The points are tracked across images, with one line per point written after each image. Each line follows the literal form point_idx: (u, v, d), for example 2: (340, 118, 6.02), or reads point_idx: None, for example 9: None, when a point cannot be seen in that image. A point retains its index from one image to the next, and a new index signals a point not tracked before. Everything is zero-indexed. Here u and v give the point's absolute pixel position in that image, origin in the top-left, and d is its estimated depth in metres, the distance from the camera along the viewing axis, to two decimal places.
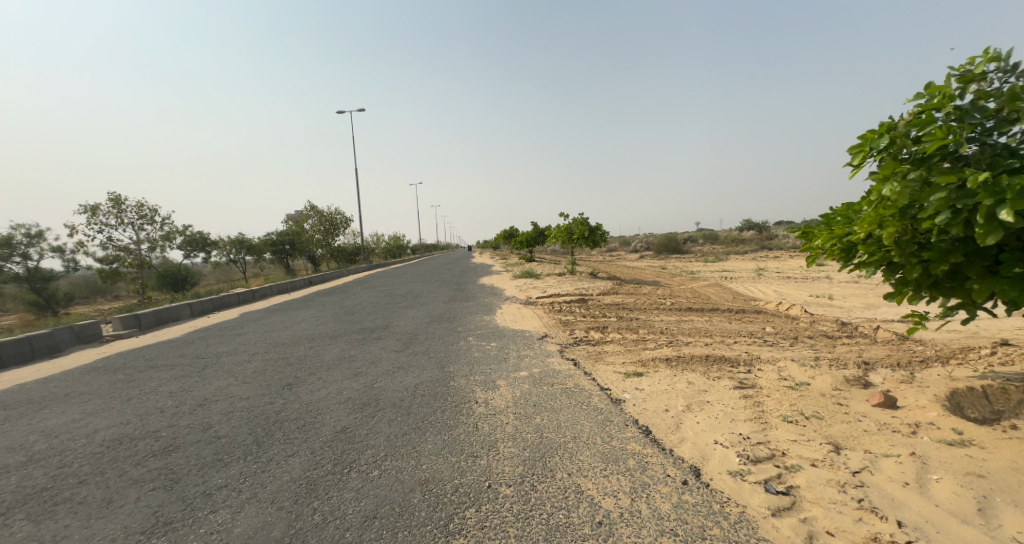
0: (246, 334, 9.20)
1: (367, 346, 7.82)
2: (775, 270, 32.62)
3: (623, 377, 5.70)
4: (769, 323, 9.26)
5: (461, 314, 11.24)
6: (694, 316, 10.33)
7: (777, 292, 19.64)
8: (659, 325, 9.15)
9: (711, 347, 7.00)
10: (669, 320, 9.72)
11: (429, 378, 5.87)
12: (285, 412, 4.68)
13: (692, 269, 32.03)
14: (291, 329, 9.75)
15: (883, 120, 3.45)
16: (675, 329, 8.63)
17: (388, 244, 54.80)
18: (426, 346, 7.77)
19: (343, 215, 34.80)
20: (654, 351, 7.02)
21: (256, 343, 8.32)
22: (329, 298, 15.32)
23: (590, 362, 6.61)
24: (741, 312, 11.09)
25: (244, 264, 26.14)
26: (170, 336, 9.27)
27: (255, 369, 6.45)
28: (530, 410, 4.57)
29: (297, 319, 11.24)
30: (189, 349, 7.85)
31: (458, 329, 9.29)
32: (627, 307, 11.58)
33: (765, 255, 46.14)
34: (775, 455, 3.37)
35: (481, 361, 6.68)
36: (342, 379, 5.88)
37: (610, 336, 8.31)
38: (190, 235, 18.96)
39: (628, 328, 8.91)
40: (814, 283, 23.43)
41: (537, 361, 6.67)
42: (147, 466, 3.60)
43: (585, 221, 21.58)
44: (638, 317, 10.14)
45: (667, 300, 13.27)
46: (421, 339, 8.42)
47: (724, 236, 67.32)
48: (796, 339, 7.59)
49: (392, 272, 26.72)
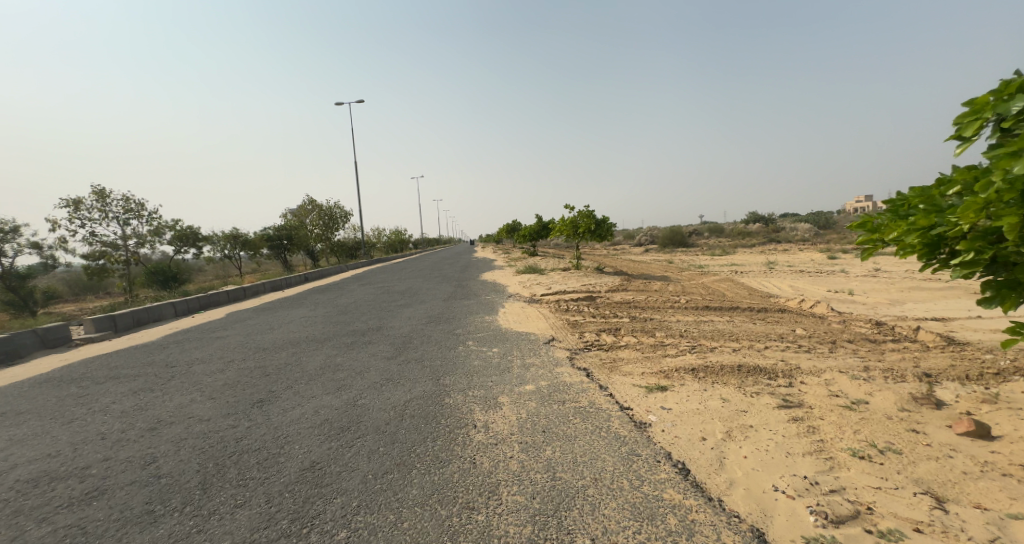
0: (227, 338, 8.46)
1: (357, 353, 7.07)
2: (786, 264, 31.79)
3: (646, 393, 4.91)
4: (798, 324, 8.45)
5: (461, 314, 10.45)
6: (713, 316, 9.53)
7: (792, 287, 18.82)
8: (677, 327, 8.35)
9: (741, 354, 6.20)
10: (688, 321, 8.91)
11: (420, 394, 5.11)
12: (246, 442, 3.92)
13: (700, 263, 31.10)
14: (277, 331, 9.00)
15: (1008, 77, 2.62)
16: (696, 333, 7.83)
17: (389, 238, 54.16)
18: (422, 352, 7.01)
19: (342, 209, 34.01)
20: (677, 359, 6.22)
21: (236, 348, 7.59)
22: (324, 296, 14.59)
23: (605, 373, 5.83)
24: (763, 311, 10.29)
25: (239, 260, 25.45)
26: (144, 339, 8.54)
27: (225, 382, 5.69)
28: (539, 439, 3.80)
29: (285, 320, 10.46)
30: (159, 356, 7.11)
31: (457, 331, 8.53)
32: (639, 306, 10.78)
33: (774, 248, 45.23)
34: (861, 513, 2.66)
35: (481, 372, 5.90)
36: (321, 396, 5.11)
37: (624, 341, 7.51)
38: (181, 231, 18.23)
39: (644, 331, 8.12)
40: (829, 278, 22.53)
41: (545, 371, 5.89)
42: (55, 523, 2.80)
43: (592, 213, 20.74)
44: (653, 317, 9.33)
45: (680, 298, 12.45)
46: (416, 343, 7.66)
47: (730, 228, 66.24)
48: (835, 343, 6.79)
49: (391, 267, 26.02)
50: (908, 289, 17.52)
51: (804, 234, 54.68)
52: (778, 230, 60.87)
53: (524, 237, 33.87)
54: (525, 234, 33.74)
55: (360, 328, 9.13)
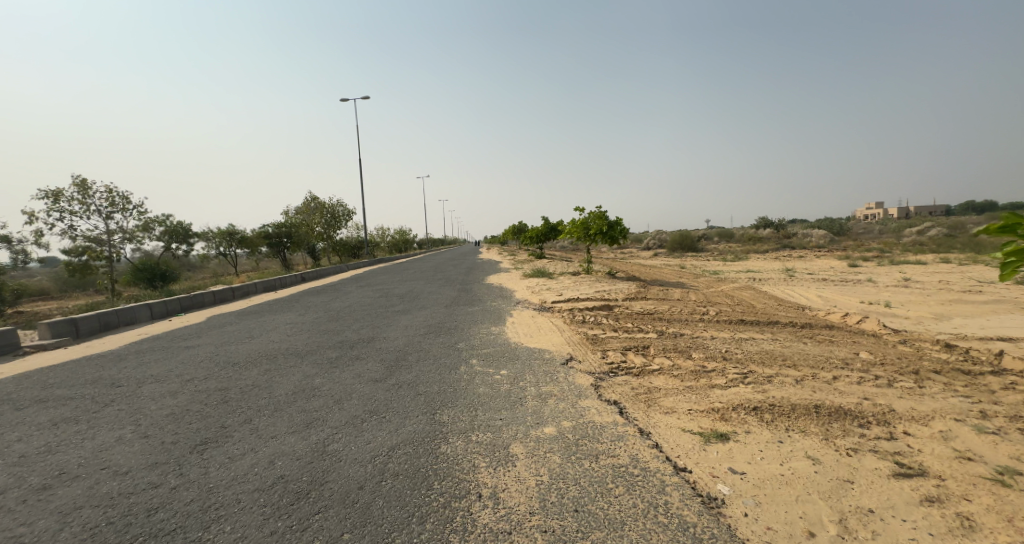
0: (197, 348, 7.34)
1: (340, 372, 5.95)
2: (805, 271, 30.37)
3: (702, 445, 3.77)
4: (857, 345, 7.24)
5: (463, 324, 9.33)
6: (753, 333, 8.32)
7: (821, 297, 17.49)
8: (716, 347, 7.15)
9: (809, 388, 5.02)
10: (727, 339, 7.72)
11: (410, 437, 3.99)
12: (162, 517, 2.88)
13: (716, 269, 29.88)
14: (256, 341, 7.88)
15: None
16: (740, 354, 6.64)
17: (393, 239, 53.30)
18: (416, 374, 5.88)
19: (345, 208, 32.91)
20: (730, 390, 5.04)
21: (202, 362, 6.47)
22: (317, 299, 13.52)
23: (642, 409, 4.67)
24: (806, 326, 9.08)
25: (235, 258, 24.47)
26: (103, 349, 7.44)
27: (170, 409, 4.64)
28: (574, 532, 2.69)
29: (269, 326, 9.35)
30: (108, 371, 6.07)
31: (459, 346, 7.41)
32: (664, 318, 9.59)
33: (789, 254, 43.78)
34: None
35: (487, 403, 4.78)
36: (284, 435, 4.02)
37: (656, 363, 6.34)
38: (171, 226, 17.30)
39: (677, 350, 6.93)
40: (855, 288, 21.23)
41: (567, 405, 4.72)
42: None
43: (605, 215, 19.54)
44: (684, 333, 8.14)
45: (708, 309, 11.24)
46: (412, 361, 6.53)
47: (741, 233, 64.74)
48: (918, 373, 5.58)
49: (395, 268, 24.95)
50: (946, 302, 16.21)
51: (819, 241, 53.12)
52: (791, 235, 59.36)
53: (531, 239, 32.69)
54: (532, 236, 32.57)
55: (349, 339, 8.01)
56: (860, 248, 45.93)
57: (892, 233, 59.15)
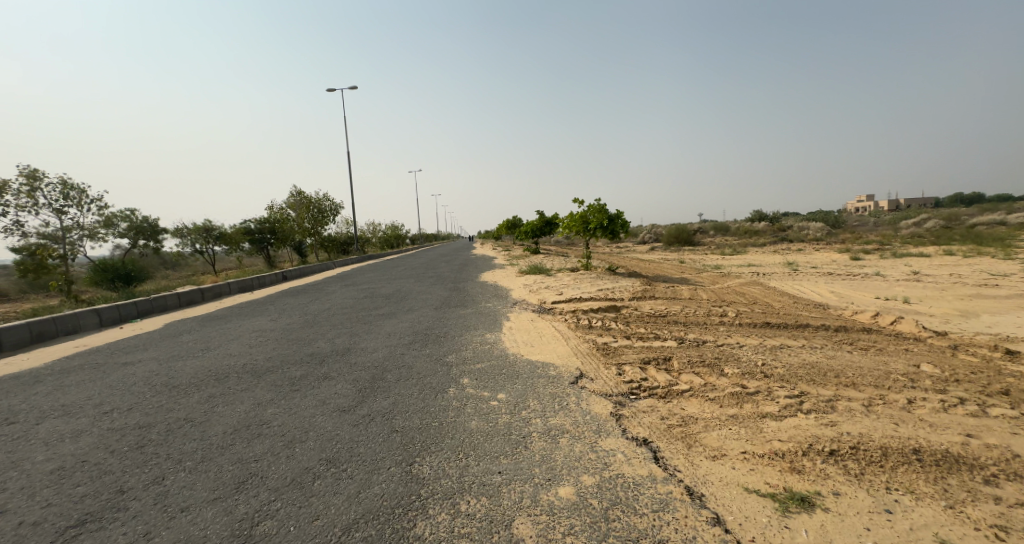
0: (136, 364, 6.21)
1: (300, 399, 4.86)
2: (808, 264, 29.53)
3: (782, 519, 2.73)
4: (912, 355, 6.21)
5: (454, 330, 8.22)
6: (785, 339, 7.29)
7: (833, 293, 16.58)
8: (749, 359, 6.09)
9: (889, 419, 3.96)
10: (759, 348, 6.65)
11: (373, 507, 2.94)
12: None
13: (717, 264, 28.98)
14: (210, 354, 6.74)
15: None
16: (781, 368, 5.58)
17: (384, 235, 52.00)
18: (394, 401, 4.78)
19: (331, 203, 31.63)
20: (789, 424, 3.96)
21: (133, 384, 5.34)
22: (295, 301, 12.34)
23: (683, 452, 3.62)
24: (841, 330, 8.04)
25: (213, 256, 23.16)
26: (24, 369, 6.26)
27: (60, 459, 3.56)
28: None
29: (231, 335, 8.19)
30: (12, 401, 4.92)
31: (447, 359, 6.31)
32: (680, 322, 8.53)
33: (788, 247, 43.02)
34: None
35: (481, 447, 3.69)
36: (200, 506, 2.96)
37: (684, 382, 5.26)
38: (136, 222, 16.03)
39: (704, 364, 5.87)
40: (864, 282, 20.38)
41: (585, 450, 3.62)
42: None
43: (604, 207, 18.47)
44: (708, 341, 7.07)
45: (724, 309, 10.24)
46: (391, 381, 5.43)
47: (737, 226, 63.97)
48: (1009, 394, 4.56)
49: (383, 265, 23.75)
50: (966, 297, 15.32)
51: (817, 234, 52.38)
52: (786, 228, 58.66)
53: (526, 234, 31.56)
54: (527, 231, 31.45)
55: (321, 351, 6.90)
56: (859, 240, 45.20)
57: (888, 225, 58.66)
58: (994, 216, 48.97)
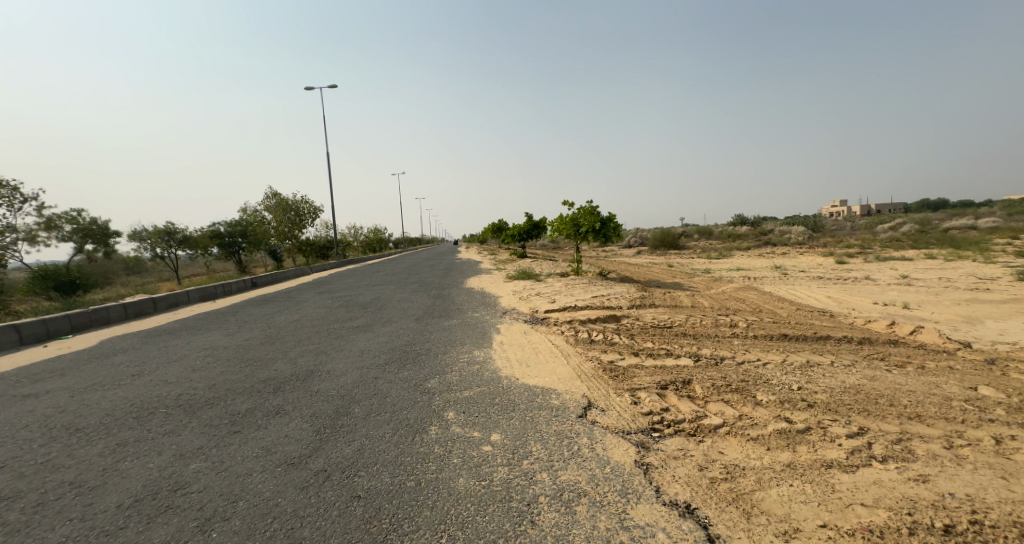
0: (43, 399, 5.10)
1: (237, 446, 3.85)
2: (796, 268, 29.20)
3: None
4: (962, 374, 5.42)
5: (437, 346, 7.23)
6: (812, 354, 6.46)
7: (831, 298, 16.00)
8: (781, 381, 5.22)
9: (990, 471, 3.13)
10: (787, 368, 5.80)
11: None
12: None
13: (706, 268, 28.45)
14: (141, 382, 5.64)
15: None
16: (824, 393, 4.72)
17: (365, 238, 50.63)
18: (358, 449, 3.79)
19: (309, 206, 30.31)
20: (867, 478, 3.05)
21: (24, 429, 4.26)
22: (259, 311, 11.17)
23: (744, 525, 2.74)
24: (866, 342, 7.26)
25: (177, 261, 21.69)
26: None
27: None
28: None
29: (175, 354, 7.06)
30: None
31: (428, 387, 5.32)
32: (689, 336, 7.65)
33: (772, 250, 42.95)
34: None
35: (474, 525, 2.81)
36: None
37: (714, 414, 4.38)
38: (85, 225, 14.65)
39: (732, 388, 4.98)
40: (858, 286, 19.93)
41: (614, 529, 2.74)
42: None
43: (595, 209, 17.64)
44: (727, 360, 6.19)
45: (731, 318, 9.43)
46: (358, 418, 4.44)
47: (720, 230, 64.09)
48: None
49: (362, 271, 22.53)
50: (965, 302, 14.85)
51: (799, 238, 52.63)
52: (769, 232, 58.94)
53: (511, 237, 30.61)
54: (513, 234, 30.51)
55: (279, 375, 5.84)
56: (840, 244, 45.38)
57: (867, 229, 59.39)
58: (969, 220, 49.83)
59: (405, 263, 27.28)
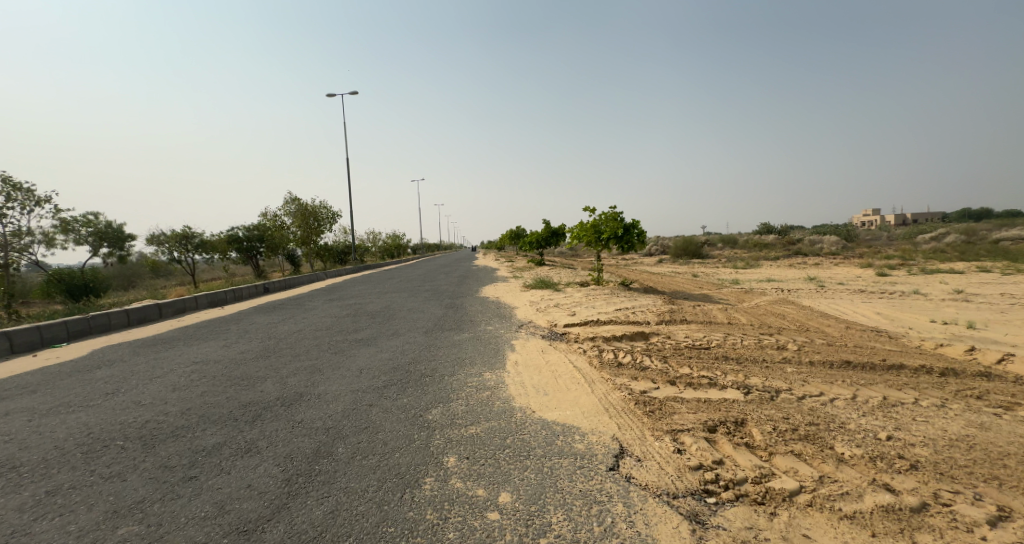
0: None
1: (182, 501, 3.08)
2: (833, 279, 27.54)
3: None
4: None
5: (445, 367, 6.41)
6: (887, 389, 5.41)
7: (880, 315, 14.67)
8: (860, 426, 4.23)
9: None
10: (862, 407, 4.79)
11: None
12: None
13: (735, 278, 27.07)
14: (110, 401, 4.97)
15: None
16: (924, 448, 3.73)
17: (384, 244, 50.49)
18: (332, 512, 2.98)
19: (327, 211, 30.23)
20: None
21: None
22: (264, 320, 10.59)
23: None
24: (947, 374, 6.18)
25: (193, 264, 21.49)
26: None
27: None
28: None
29: (161, 367, 6.43)
30: None
31: (429, 421, 4.49)
32: (732, 360, 6.66)
33: (805, 261, 41.02)
34: None
35: None
36: None
37: (783, 472, 3.45)
38: (100, 228, 14.40)
39: (800, 435, 4.00)
40: (907, 301, 18.40)
41: None
42: None
43: (619, 215, 16.66)
44: (784, 394, 5.20)
45: (776, 338, 8.39)
46: (340, 462, 3.62)
47: (746, 239, 61.97)
48: None
49: (378, 277, 21.99)
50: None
51: (831, 248, 50.40)
52: (798, 242, 56.68)
53: (530, 244, 29.74)
54: (532, 242, 29.68)
55: (263, 398, 5.11)
56: (877, 255, 43.11)
57: (905, 239, 56.64)
58: (1017, 231, 46.94)
59: (422, 269, 26.65)
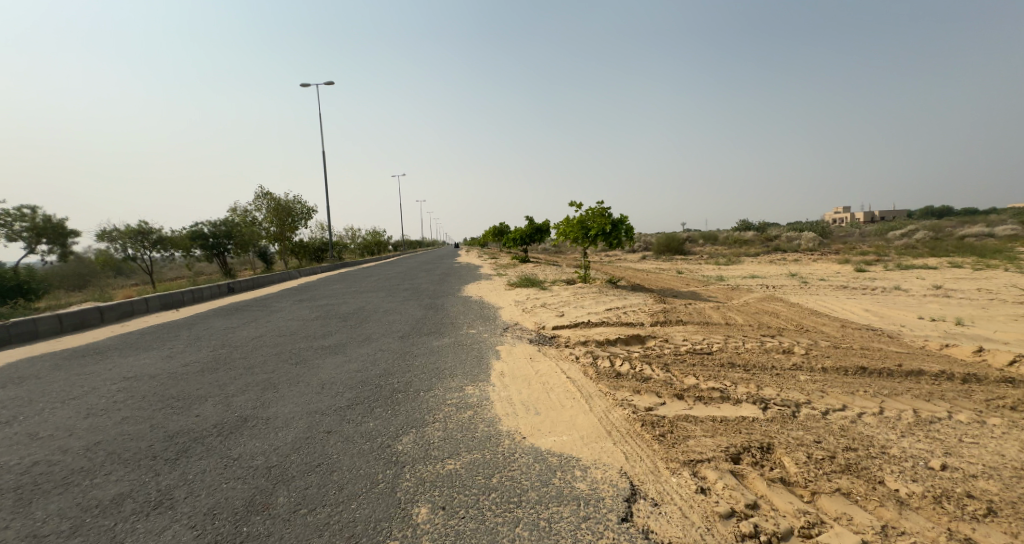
0: None
1: None
2: (815, 276, 27.52)
3: None
4: None
5: (421, 381, 5.61)
6: (916, 400, 4.82)
7: (870, 312, 14.37)
8: (905, 450, 3.58)
9: None
10: (896, 423, 4.17)
11: None
12: None
13: (720, 275, 26.76)
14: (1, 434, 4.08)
15: None
16: (991, 484, 3.09)
17: (362, 241, 49.13)
18: None
19: (302, 206, 28.96)
20: None
21: None
22: (219, 324, 9.62)
23: None
24: (971, 379, 5.65)
25: (153, 263, 20.15)
26: None
27: None
28: None
29: (83, 386, 5.50)
30: None
31: (397, 455, 3.72)
32: (740, 369, 6.02)
33: (784, 257, 41.26)
34: None
35: None
36: None
37: (834, 520, 2.83)
38: (39, 223, 13.15)
39: (840, 465, 3.34)
40: (893, 298, 18.24)
41: None
42: None
43: (605, 210, 16.04)
44: (806, 409, 4.56)
45: (778, 340, 7.82)
46: (273, 524, 2.85)
47: (725, 235, 62.39)
48: None
49: (354, 275, 21.00)
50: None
51: (809, 244, 50.90)
52: (776, 238, 57.22)
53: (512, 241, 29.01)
54: (515, 238, 28.95)
55: (196, 426, 4.28)
56: (854, 251, 43.69)
57: (878, 236, 57.74)
58: (985, 227, 48.15)
59: (402, 267, 25.67)
